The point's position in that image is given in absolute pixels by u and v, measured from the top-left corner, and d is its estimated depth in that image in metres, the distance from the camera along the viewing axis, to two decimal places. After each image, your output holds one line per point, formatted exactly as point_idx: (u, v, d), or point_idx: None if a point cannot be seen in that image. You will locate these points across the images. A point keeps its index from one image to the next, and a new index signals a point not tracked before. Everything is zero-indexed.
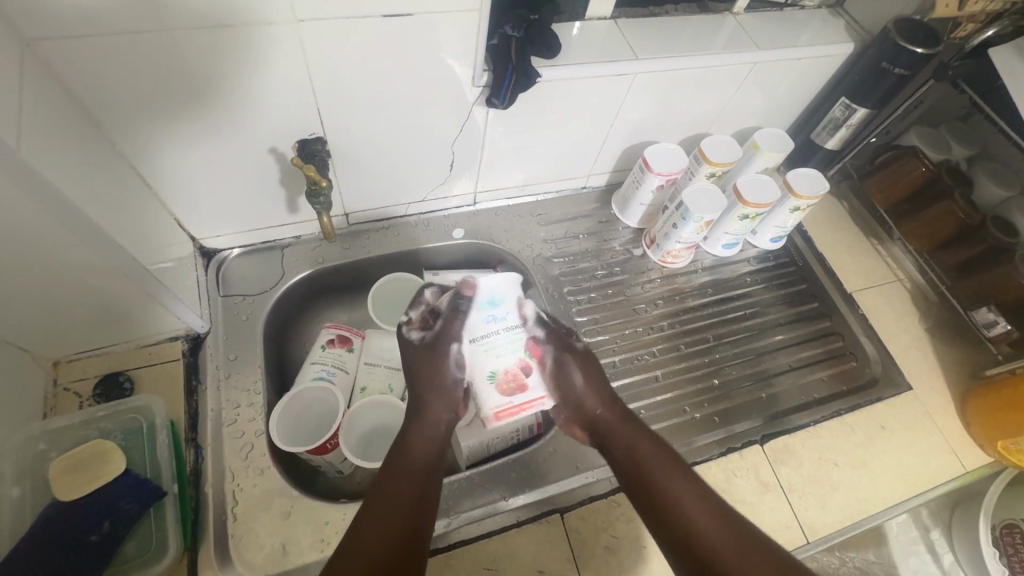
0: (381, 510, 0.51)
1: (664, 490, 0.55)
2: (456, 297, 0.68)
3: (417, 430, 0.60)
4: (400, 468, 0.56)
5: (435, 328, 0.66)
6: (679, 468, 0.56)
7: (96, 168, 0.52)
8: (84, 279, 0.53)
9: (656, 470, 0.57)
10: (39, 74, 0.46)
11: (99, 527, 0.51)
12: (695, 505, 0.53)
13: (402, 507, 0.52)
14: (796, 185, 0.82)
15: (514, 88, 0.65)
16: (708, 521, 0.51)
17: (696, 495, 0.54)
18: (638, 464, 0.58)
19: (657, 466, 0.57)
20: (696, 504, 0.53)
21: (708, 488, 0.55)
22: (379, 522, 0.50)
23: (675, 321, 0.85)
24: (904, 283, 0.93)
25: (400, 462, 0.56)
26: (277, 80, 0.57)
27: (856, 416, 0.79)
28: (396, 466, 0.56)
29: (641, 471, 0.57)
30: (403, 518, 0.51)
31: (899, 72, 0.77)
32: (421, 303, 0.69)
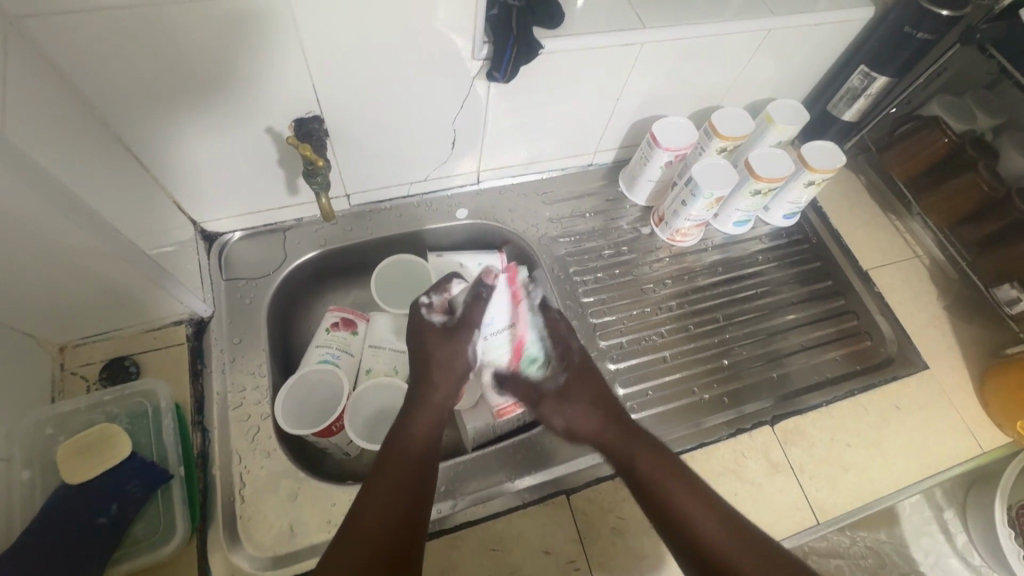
0: (380, 495, 0.51)
1: (667, 497, 0.55)
2: (478, 284, 0.69)
3: (417, 412, 0.59)
4: (399, 451, 0.55)
5: (457, 316, 0.67)
6: (684, 476, 0.56)
7: (89, 151, 0.51)
8: (84, 264, 0.53)
9: (658, 476, 0.56)
10: (26, 54, 0.45)
11: (108, 509, 0.52)
12: (699, 510, 0.53)
13: (402, 493, 0.52)
14: (811, 159, 0.79)
15: (516, 61, 0.62)
16: (713, 529, 0.51)
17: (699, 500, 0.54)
18: (640, 474, 0.57)
19: (657, 472, 0.57)
20: (700, 512, 0.53)
21: (708, 491, 0.55)
22: (379, 506, 0.50)
23: (684, 300, 0.83)
24: (922, 259, 0.90)
25: (399, 446, 0.55)
26: (274, 56, 0.55)
27: (869, 396, 0.77)
28: (394, 448, 0.55)
29: (643, 480, 0.57)
30: (403, 500, 0.51)
31: (923, 37, 0.73)
32: (443, 290, 0.69)
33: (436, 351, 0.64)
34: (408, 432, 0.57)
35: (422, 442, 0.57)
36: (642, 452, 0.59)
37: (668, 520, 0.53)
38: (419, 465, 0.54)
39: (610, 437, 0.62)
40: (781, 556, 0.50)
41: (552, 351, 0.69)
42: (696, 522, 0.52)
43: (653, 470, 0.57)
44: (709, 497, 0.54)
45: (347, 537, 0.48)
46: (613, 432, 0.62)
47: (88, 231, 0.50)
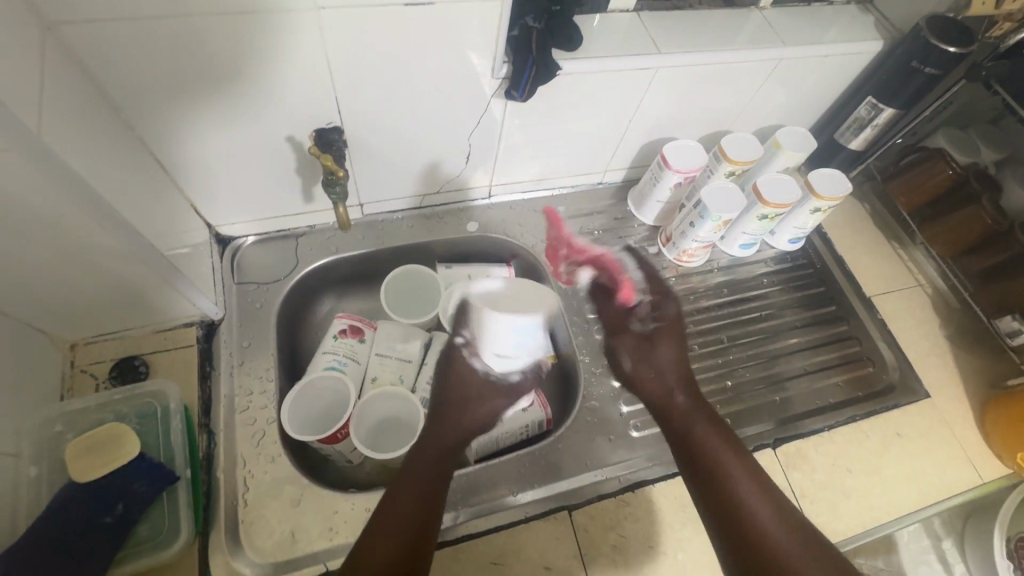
0: (401, 498, 0.52)
1: (730, 485, 0.55)
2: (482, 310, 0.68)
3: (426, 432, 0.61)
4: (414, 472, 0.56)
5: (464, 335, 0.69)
6: (755, 469, 0.56)
7: (115, 154, 0.52)
8: (103, 263, 0.54)
9: (727, 463, 0.56)
10: (59, 56, 0.46)
11: (113, 509, 0.51)
12: (766, 504, 0.53)
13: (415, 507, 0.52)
14: (818, 186, 0.80)
15: (534, 82, 0.64)
16: (779, 526, 0.51)
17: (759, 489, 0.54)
18: (708, 455, 0.57)
19: (726, 457, 0.57)
20: (761, 499, 0.54)
21: (777, 492, 0.55)
22: (401, 508, 0.52)
23: (689, 320, 0.84)
24: (925, 288, 0.91)
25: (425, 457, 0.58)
26: (298, 68, 0.56)
27: (871, 423, 0.77)
28: (420, 460, 0.57)
29: (706, 453, 0.58)
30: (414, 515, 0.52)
31: (929, 72, 0.75)
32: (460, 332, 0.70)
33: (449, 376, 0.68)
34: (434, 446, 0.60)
35: (443, 456, 0.59)
36: (705, 429, 0.60)
37: (727, 504, 0.54)
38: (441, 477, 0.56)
39: (687, 405, 0.63)
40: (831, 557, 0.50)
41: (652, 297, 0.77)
42: (762, 522, 0.52)
43: (727, 460, 0.57)
44: (781, 497, 0.54)
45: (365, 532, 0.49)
46: (693, 421, 0.61)
47: (109, 232, 0.51)
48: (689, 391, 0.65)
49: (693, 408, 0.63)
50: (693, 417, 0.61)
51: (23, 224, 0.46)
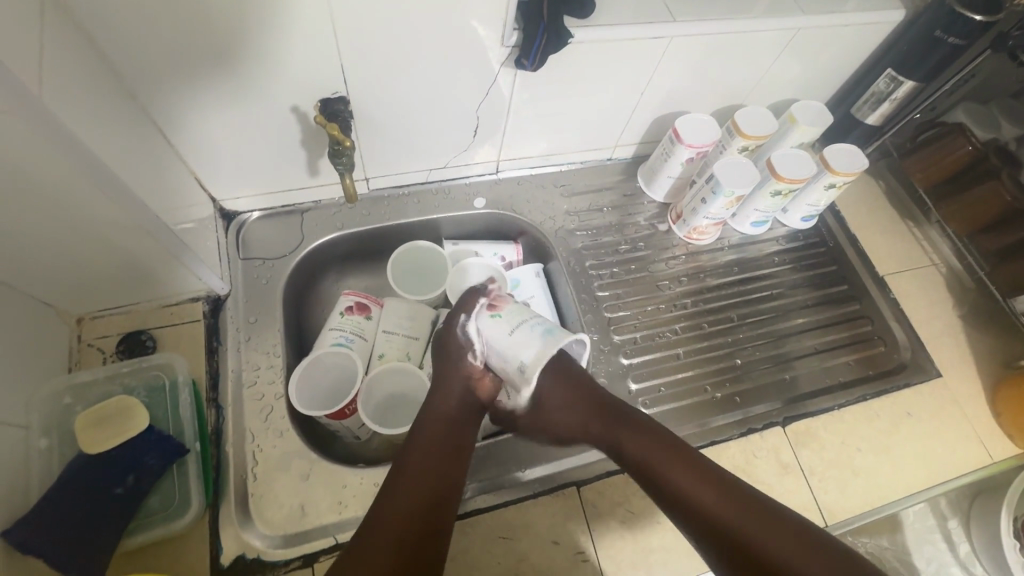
0: (398, 505, 0.52)
1: (684, 495, 0.53)
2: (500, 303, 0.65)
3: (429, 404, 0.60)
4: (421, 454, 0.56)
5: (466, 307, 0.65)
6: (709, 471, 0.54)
7: (117, 123, 0.50)
8: (109, 235, 0.53)
9: (678, 477, 0.54)
10: (59, 18, 0.45)
11: (124, 480, 0.52)
12: (725, 504, 0.52)
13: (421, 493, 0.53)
14: (834, 162, 0.79)
15: (545, 49, 0.61)
16: (750, 523, 0.50)
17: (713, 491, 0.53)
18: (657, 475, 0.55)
19: (673, 468, 0.55)
20: (719, 498, 0.52)
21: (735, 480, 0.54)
22: (402, 512, 0.51)
23: (699, 299, 0.83)
24: (939, 267, 0.89)
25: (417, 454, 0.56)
26: (303, 36, 0.55)
27: (881, 402, 0.77)
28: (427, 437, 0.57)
29: (650, 469, 0.56)
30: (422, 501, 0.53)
31: (953, 42, 0.73)
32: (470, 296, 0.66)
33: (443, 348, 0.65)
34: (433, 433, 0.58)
35: (444, 443, 0.57)
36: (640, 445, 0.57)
37: (697, 516, 0.52)
38: (444, 470, 0.55)
39: (601, 431, 0.60)
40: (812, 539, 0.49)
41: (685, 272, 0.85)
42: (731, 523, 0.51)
43: (678, 474, 0.54)
44: (742, 489, 0.53)
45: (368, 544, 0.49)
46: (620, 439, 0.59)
47: (110, 205, 0.50)
48: (597, 413, 0.61)
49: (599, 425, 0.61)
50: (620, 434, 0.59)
51: (25, 194, 0.45)
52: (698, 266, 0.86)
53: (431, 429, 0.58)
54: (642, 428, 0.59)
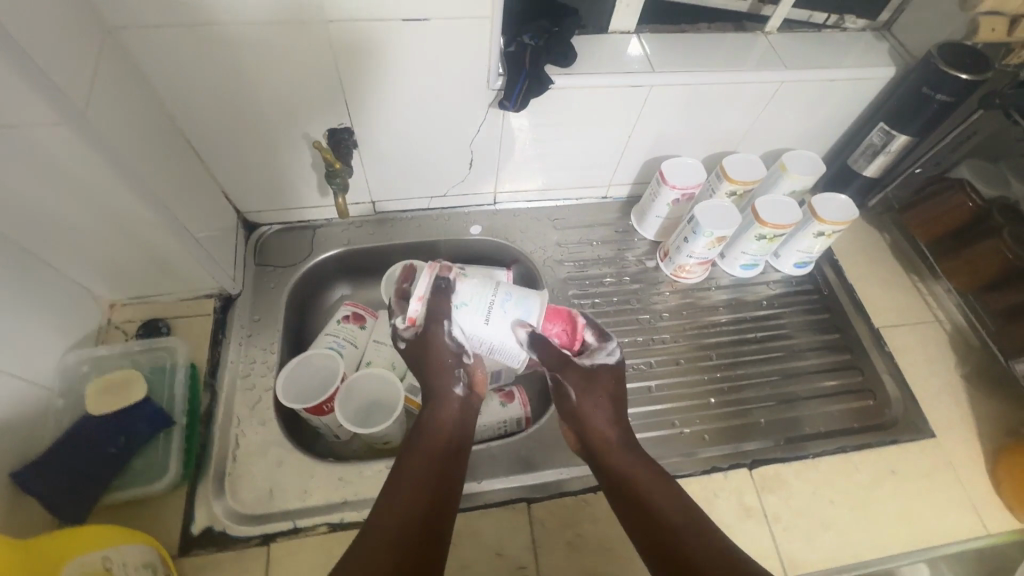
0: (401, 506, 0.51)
1: (652, 513, 0.53)
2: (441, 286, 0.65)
3: (433, 411, 0.61)
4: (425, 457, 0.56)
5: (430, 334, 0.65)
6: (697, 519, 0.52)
7: (153, 139, 0.60)
8: (140, 232, 0.62)
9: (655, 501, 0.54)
10: (118, 54, 0.55)
11: (116, 441, 0.58)
12: (687, 535, 0.51)
13: (424, 494, 0.53)
14: (821, 210, 0.80)
15: (526, 93, 0.68)
16: (711, 560, 0.48)
17: (689, 526, 0.52)
18: (632, 492, 0.56)
19: (651, 492, 0.55)
20: (691, 535, 0.51)
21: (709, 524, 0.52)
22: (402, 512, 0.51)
23: (681, 335, 0.84)
24: (943, 324, 0.86)
25: (421, 460, 0.56)
26: (310, 76, 0.63)
27: (863, 456, 0.74)
28: (430, 442, 0.58)
29: (631, 489, 0.56)
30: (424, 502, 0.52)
31: (942, 99, 0.73)
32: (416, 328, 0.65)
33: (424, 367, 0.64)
34: (435, 443, 0.58)
35: (447, 449, 0.58)
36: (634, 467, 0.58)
37: (660, 543, 0.51)
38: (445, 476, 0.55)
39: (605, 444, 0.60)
40: None
41: (670, 309, 0.87)
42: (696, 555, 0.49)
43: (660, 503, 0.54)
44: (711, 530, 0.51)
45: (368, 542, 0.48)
46: (618, 454, 0.59)
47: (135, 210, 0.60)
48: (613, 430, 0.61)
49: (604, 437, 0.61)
50: (614, 451, 0.60)
51: (65, 191, 0.54)
52: (691, 309, 0.87)
53: (436, 431, 0.59)
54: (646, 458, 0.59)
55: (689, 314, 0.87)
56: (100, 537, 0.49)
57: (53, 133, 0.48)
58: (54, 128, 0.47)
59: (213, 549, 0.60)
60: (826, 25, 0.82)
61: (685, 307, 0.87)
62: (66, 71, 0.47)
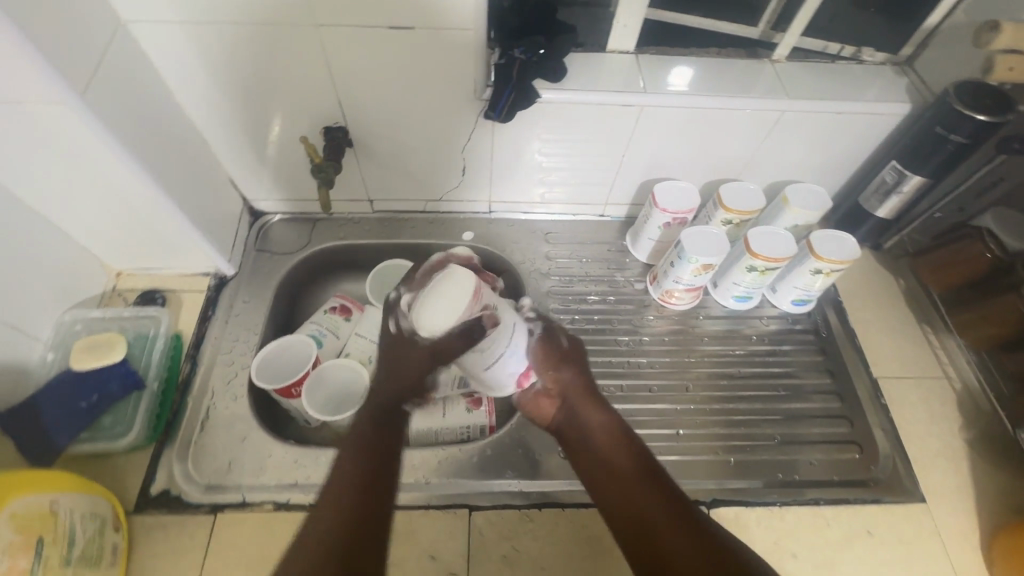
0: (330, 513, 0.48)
1: (619, 473, 0.55)
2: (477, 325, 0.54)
3: (365, 403, 0.59)
4: (350, 453, 0.53)
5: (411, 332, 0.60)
6: (679, 510, 0.51)
7: (159, 124, 0.65)
8: (139, 209, 0.66)
9: (622, 463, 0.56)
10: (131, 45, 0.61)
11: (89, 397, 0.64)
12: (650, 497, 0.52)
13: (353, 485, 0.50)
14: (819, 246, 0.76)
15: (511, 105, 0.69)
16: (670, 523, 0.50)
17: (653, 488, 0.53)
18: (600, 452, 0.58)
19: (617, 453, 0.57)
20: (653, 496, 0.52)
21: (674, 487, 0.53)
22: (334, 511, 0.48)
23: (662, 362, 0.82)
24: (952, 382, 0.80)
25: (346, 464, 0.52)
26: (308, 74, 0.67)
27: (837, 511, 0.69)
28: (359, 433, 0.55)
29: (602, 447, 0.59)
30: (349, 500, 0.49)
31: (957, 141, 0.69)
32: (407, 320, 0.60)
33: (391, 368, 0.60)
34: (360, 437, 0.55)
35: (378, 438, 0.55)
36: (605, 428, 0.60)
37: (621, 501, 0.53)
38: (370, 465, 0.52)
39: (574, 402, 0.63)
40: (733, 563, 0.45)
41: (653, 334, 0.85)
42: (654, 515, 0.51)
43: (641, 501, 0.52)
44: (673, 493, 0.53)
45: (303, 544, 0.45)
46: (587, 412, 0.62)
47: (136, 193, 0.64)
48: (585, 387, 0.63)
49: (574, 394, 0.63)
50: (585, 411, 0.62)
51: (69, 164, 0.59)
52: (677, 336, 0.85)
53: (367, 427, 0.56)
54: (617, 419, 0.61)
55: (674, 341, 0.84)
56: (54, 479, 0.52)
57: (56, 111, 0.52)
58: (60, 112, 0.52)
59: (166, 511, 0.63)
60: (841, 56, 0.79)
61: (670, 334, 0.85)
62: (79, 61, 0.52)
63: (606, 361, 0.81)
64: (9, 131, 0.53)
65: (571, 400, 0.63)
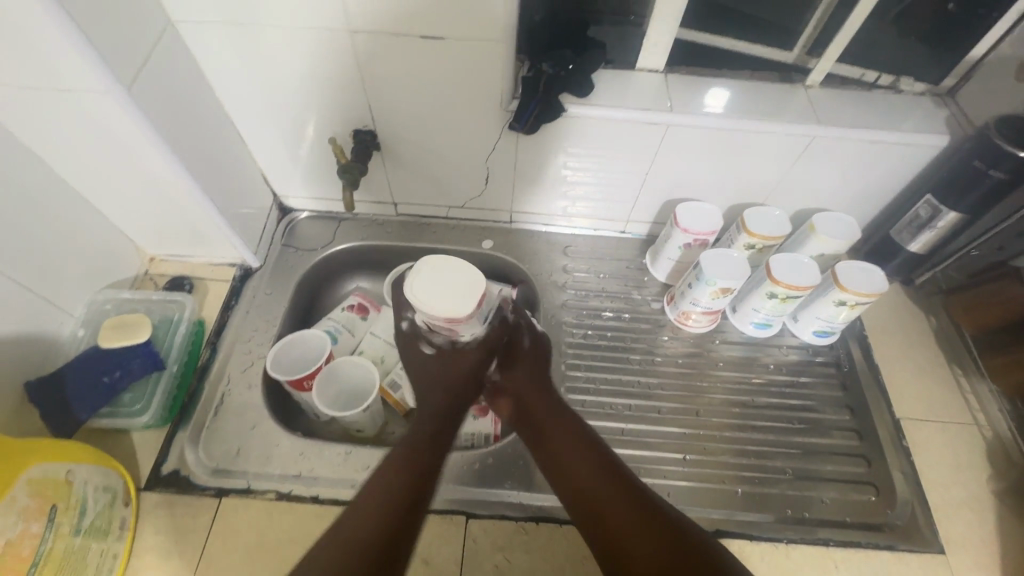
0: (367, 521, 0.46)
1: (557, 450, 0.56)
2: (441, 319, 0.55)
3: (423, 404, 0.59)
4: (394, 467, 0.51)
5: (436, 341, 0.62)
6: (608, 466, 0.52)
7: (199, 119, 0.68)
8: (174, 198, 0.69)
9: (557, 439, 0.57)
10: (179, 43, 0.64)
11: (112, 373, 0.66)
12: (585, 465, 0.53)
13: (389, 496, 0.48)
14: (845, 277, 0.74)
15: (536, 116, 0.70)
16: (605, 489, 0.50)
17: (586, 456, 0.54)
18: (540, 425, 0.59)
19: (552, 428, 0.58)
20: (587, 466, 0.53)
21: (612, 456, 0.54)
22: (374, 523, 0.46)
23: (674, 384, 0.80)
24: (982, 429, 0.76)
25: (381, 474, 0.50)
26: (341, 77, 0.69)
27: (848, 554, 0.66)
28: (408, 440, 0.54)
29: (537, 424, 0.60)
30: (386, 509, 0.47)
31: (997, 176, 0.66)
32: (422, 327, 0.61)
33: (421, 374, 0.62)
34: (413, 446, 0.53)
35: (421, 451, 0.53)
36: (547, 403, 0.61)
37: (559, 471, 0.54)
38: (413, 475, 0.50)
39: (516, 390, 0.64)
40: (666, 521, 0.46)
41: (666, 354, 0.83)
42: (590, 484, 0.51)
43: (588, 477, 0.52)
44: (608, 459, 0.53)
45: (327, 556, 0.43)
46: (526, 395, 0.63)
47: (171, 182, 0.67)
48: (521, 374, 0.64)
49: (514, 382, 0.64)
50: (527, 394, 0.62)
51: (111, 151, 0.62)
52: (690, 359, 0.83)
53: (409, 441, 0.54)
54: (557, 398, 0.62)
55: (687, 363, 0.82)
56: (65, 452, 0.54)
57: (103, 101, 0.55)
58: (107, 102, 0.55)
59: (173, 491, 0.65)
60: (878, 84, 0.77)
61: (684, 357, 0.83)
62: (127, 56, 0.55)
63: (616, 379, 0.80)
64: (59, 117, 0.57)
65: (511, 388, 0.64)
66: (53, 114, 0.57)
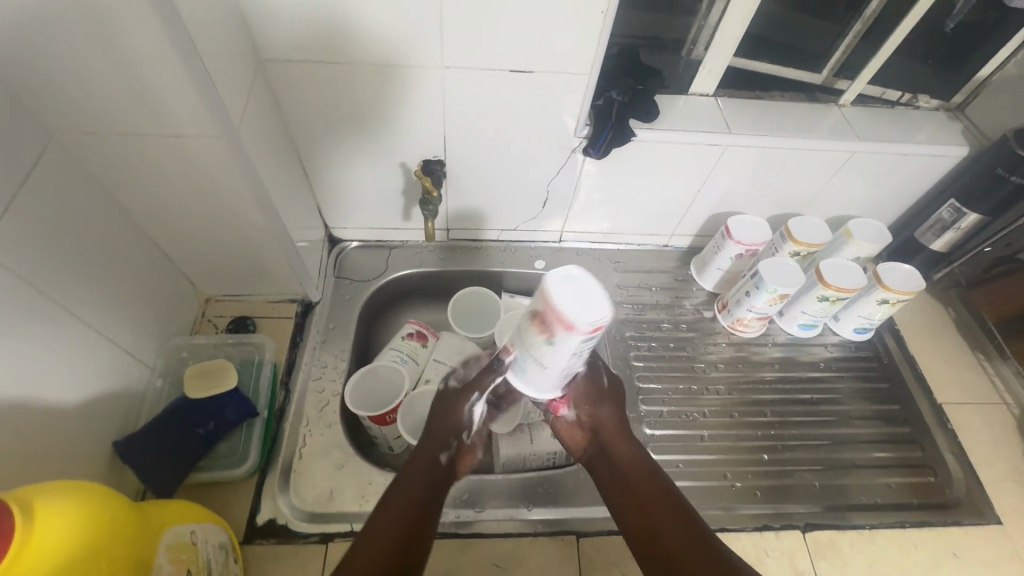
0: (382, 541, 0.46)
1: (643, 511, 0.52)
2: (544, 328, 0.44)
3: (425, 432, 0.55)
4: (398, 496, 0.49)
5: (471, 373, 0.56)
6: (707, 541, 0.49)
7: (276, 156, 0.67)
8: (250, 237, 0.68)
9: (649, 496, 0.53)
10: (262, 82, 0.63)
11: (206, 424, 0.64)
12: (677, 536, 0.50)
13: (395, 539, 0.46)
14: (887, 278, 0.81)
15: (609, 142, 0.73)
16: (701, 566, 0.48)
17: (685, 529, 0.50)
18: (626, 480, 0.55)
19: (642, 485, 0.54)
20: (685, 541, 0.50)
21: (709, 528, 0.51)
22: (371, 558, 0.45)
23: (735, 388, 0.85)
24: (1010, 408, 0.84)
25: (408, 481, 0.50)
26: (419, 109, 0.70)
27: (922, 533, 0.72)
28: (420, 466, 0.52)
29: (629, 483, 0.54)
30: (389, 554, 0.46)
31: (1016, 182, 0.75)
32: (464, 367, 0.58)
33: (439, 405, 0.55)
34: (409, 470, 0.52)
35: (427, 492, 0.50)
36: (637, 457, 0.56)
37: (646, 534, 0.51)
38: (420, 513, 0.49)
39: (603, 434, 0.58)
40: None
41: (723, 360, 0.87)
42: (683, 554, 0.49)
43: (682, 546, 0.49)
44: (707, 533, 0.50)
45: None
46: (616, 446, 0.57)
47: (250, 222, 0.65)
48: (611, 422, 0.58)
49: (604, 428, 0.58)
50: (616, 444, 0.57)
51: (197, 193, 0.60)
52: (745, 363, 0.88)
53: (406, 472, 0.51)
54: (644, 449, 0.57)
55: (743, 368, 0.87)
56: (172, 513, 0.51)
57: (207, 144, 0.54)
58: (212, 146, 0.54)
59: (275, 541, 0.63)
60: (899, 101, 0.85)
61: (741, 361, 0.88)
62: (232, 99, 0.55)
63: (683, 388, 0.83)
64: (154, 162, 0.55)
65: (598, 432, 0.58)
66: (150, 158, 0.55)
